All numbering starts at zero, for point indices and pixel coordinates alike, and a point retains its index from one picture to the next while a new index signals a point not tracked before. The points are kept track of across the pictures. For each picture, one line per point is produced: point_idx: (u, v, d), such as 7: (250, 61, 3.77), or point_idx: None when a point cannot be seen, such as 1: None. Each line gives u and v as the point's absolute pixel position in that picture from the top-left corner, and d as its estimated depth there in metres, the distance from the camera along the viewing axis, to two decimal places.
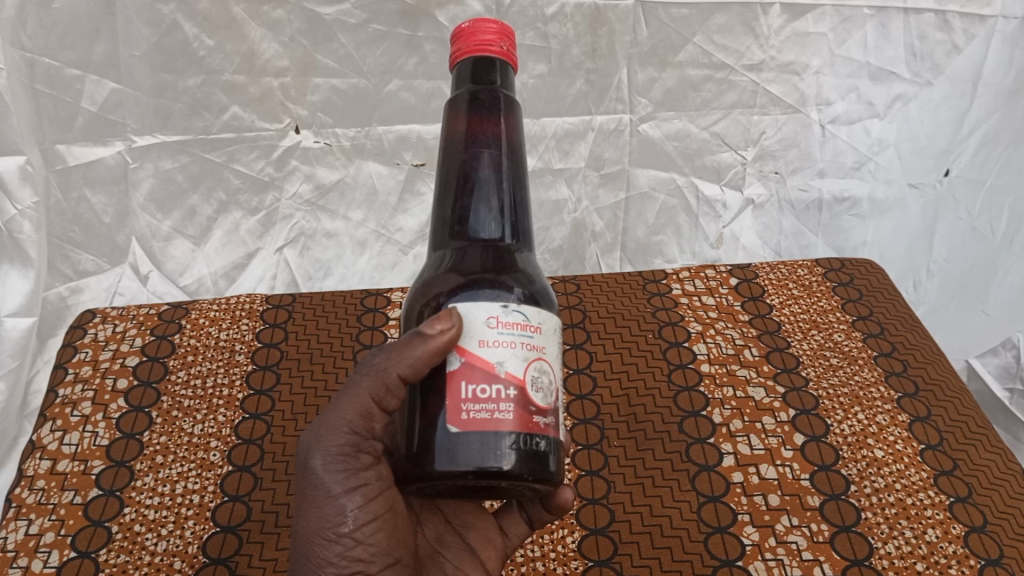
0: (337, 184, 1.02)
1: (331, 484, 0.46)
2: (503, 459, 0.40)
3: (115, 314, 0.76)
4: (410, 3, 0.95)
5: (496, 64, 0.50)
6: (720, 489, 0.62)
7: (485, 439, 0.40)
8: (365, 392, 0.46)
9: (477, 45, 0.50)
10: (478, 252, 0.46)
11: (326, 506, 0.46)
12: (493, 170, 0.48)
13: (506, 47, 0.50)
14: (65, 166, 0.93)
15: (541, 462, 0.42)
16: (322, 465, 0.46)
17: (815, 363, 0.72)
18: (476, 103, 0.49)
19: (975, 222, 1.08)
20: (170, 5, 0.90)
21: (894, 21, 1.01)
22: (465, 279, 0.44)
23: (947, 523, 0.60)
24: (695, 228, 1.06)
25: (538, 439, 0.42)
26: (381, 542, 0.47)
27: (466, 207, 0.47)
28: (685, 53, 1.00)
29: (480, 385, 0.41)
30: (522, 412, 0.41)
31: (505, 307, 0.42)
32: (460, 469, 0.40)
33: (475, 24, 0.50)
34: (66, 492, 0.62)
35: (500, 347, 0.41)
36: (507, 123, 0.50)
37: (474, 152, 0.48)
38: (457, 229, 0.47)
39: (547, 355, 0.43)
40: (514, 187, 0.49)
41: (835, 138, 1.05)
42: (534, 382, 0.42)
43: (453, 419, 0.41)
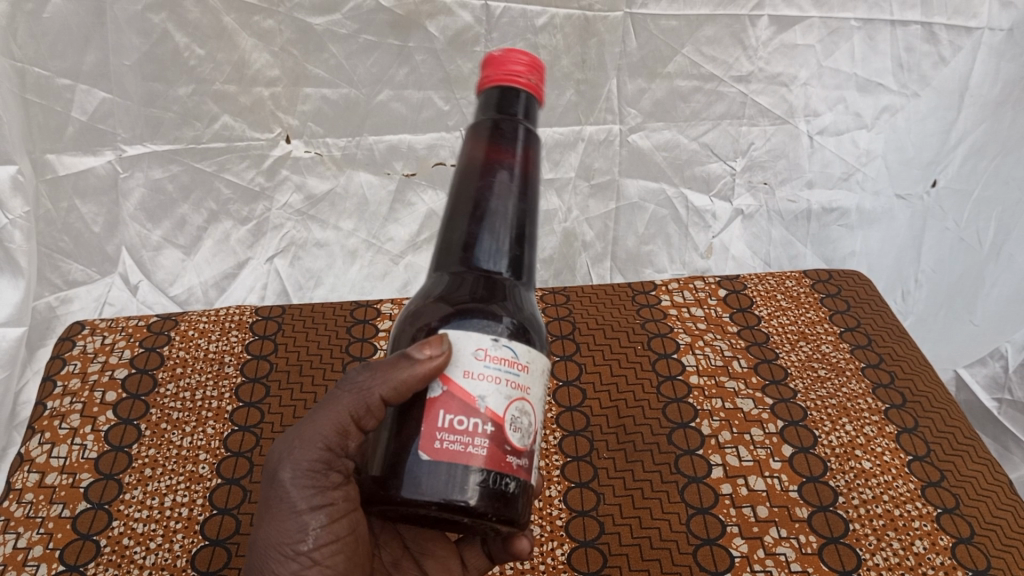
0: (328, 194, 1.02)
1: (297, 500, 0.45)
2: (469, 494, 0.40)
3: (103, 326, 0.76)
4: (400, 13, 0.94)
5: (523, 96, 0.49)
6: (709, 501, 0.62)
7: (454, 471, 0.40)
8: (343, 408, 0.45)
9: (506, 75, 0.48)
10: (474, 283, 0.45)
11: (289, 521, 0.45)
12: (505, 203, 0.47)
13: (535, 80, 0.49)
14: (55, 176, 0.92)
15: (507, 504, 0.41)
16: (290, 478, 0.45)
17: (803, 375, 0.72)
18: (496, 133, 0.48)
19: (963, 232, 1.09)
20: (161, 15, 0.88)
21: (882, 33, 1.00)
22: (452, 308, 0.43)
23: (934, 534, 0.61)
24: (685, 239, 1.08)
25: (507, 480, 0.41)
26: (339, 565, 0.46)
27: (472, 236, 0.46)
28: (674, 64, 0.99)
29: (458, 416, 0.41)
30: (496, 450, 0.41)
31: (496, 340, 0.42)
32: (424, 499, 0.40)
33: (507, 55, 0.49)
34: (55, 505, 0.62)
35: (485, 380, 0.41)
36: (526, 157, 0.48)
37: (488, 181, 0.47)
38: (460, 259, 0.46)
39: (531, 397, 0.42)
40: (524, 222, 0.47)
41: (823, 149, 1.05)
42: (513, 422, 0.41)
43: (424, 446, 0.40)
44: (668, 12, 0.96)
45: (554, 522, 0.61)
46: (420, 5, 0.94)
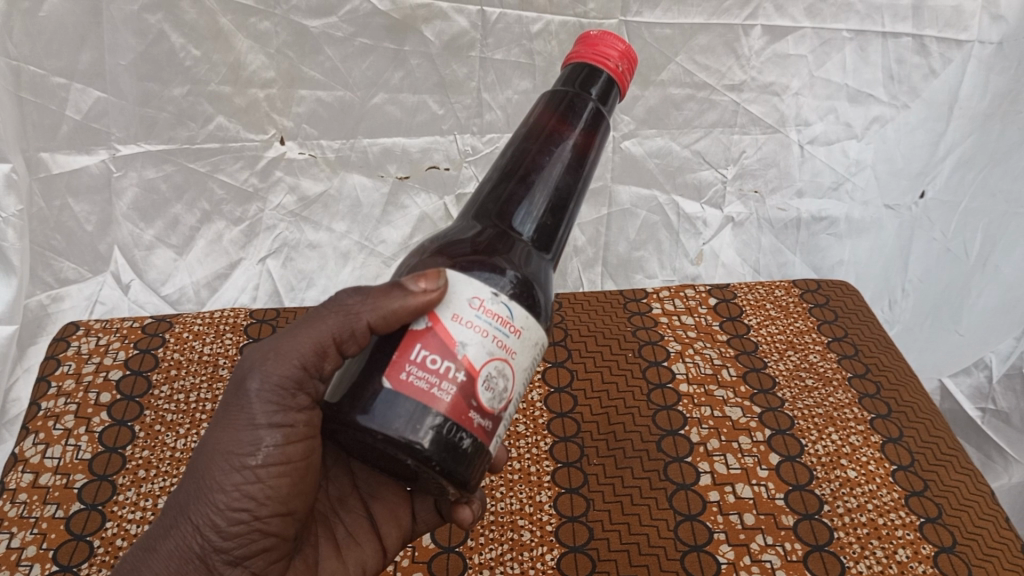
0: (321, 196, 1.03)
1: (257, 413, 0.45)
2: (419, 434, 0.40)
3: (98, 327, 0.76)
4: (397, 17, 0.93)
5: (604, 78, 0.50)
6: (697, 507, 0.63)
7: (413, 407, 0.40)
8: (327, 329, 0.45)
9: (596, 52, 0.50)
10: (497, 234, 0.46)
11: (244, 432, 0.45)
12: (555, 169, 0.47)
13: (621, 68, 0.51)
14: (48, 174, 0.92)
15: (456, 458, 0.41)
16: (256, 388, 0.45)
17: (791, 384, 0.73)
18: (569, 104, 0.49)
19: (949, 243, 1.11)
20: (157, 15, 0.87)
21: (872, 44, 0.99)
22: (459, 260, 0.44)
23: (917, 543, 0.62)
24: (675, 245, 1.10)
25: (463, 435, 0.41)
26: (283, 487, 0.46)
27: (513, 191, 0.47)
28: (667, 72, 0.99)
29: (433, 355, 0.41)
30: (461, 401, 0.41)
31: (495, 294, 0.42)
32: (374, 427, 0.40)
33: (603, 37, 0.51)
34: (48, 506, 0.62)
35: (470, 330, 0.41)
36: (588, 137, 0.49)
37: (547, 146, 0.48)
38: (496, 210, 0.47)
39: (514, 362, 0.42)
40: (568, 195, 0.48)
41: (813, 159, 1.07)
42: (486, 379, 0.41)
43: (393, 374, 0.41)
44: (662, 21, 0.96)
45: (545, 527, 0.62)
46: (416, 10, 0.93)
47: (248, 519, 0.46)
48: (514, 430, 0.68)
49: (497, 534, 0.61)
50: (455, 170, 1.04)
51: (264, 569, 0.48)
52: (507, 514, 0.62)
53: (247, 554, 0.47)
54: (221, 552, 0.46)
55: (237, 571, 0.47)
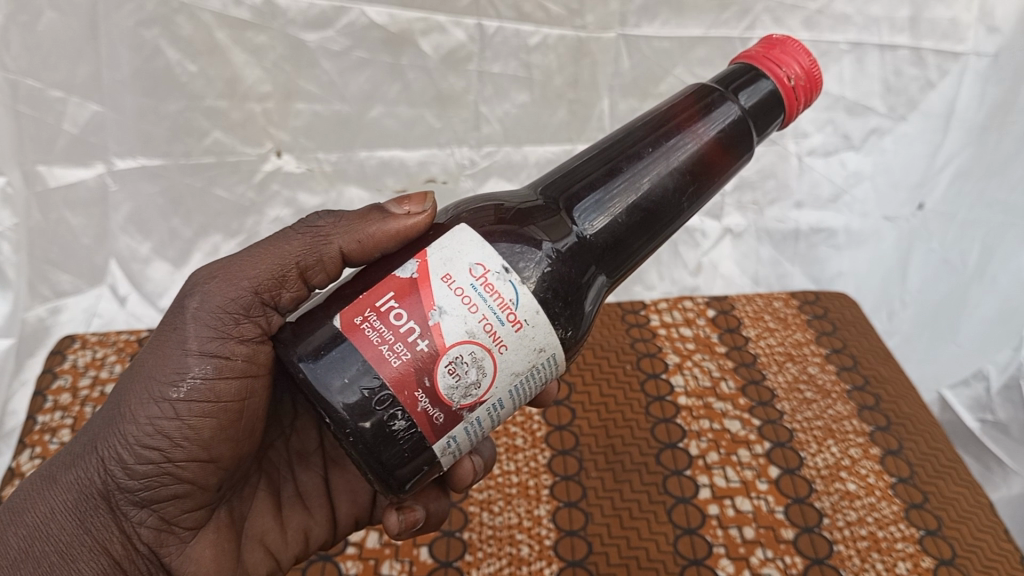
0: (318, 209, 1.03)
1: (190, 339, 0.45)
2: (345, 394, 0.38)
3: (94, 340, 0.77)
4: (393, 31, 0.93)
5: (768, 88, 0.49)
6: (697, 521, 0.62)
7: (356, 359, 0.38)
8: (289, 254, 0.46)
9: (772, 57, 0.49)
10: (552, 213, 0.44)
11: (173, 357, 0.45)
12: (652, 166, 0.45)
13: (793, 81, 0.49)
14: (45, 188, 0.93)
15: (378, 435, 0.39)
16: (193, 310, 0.45)
17: (790, 396, 0.73)
18: (712, 105, 0.48)
19: (947, 254, 1.10)
20: (153, 30, 0.87)
21: (869, 56, 0.99)
22: (494, 223, 0.42)
23: (917, 556, 0.61)
24: (675, 257, 1.11)
25: (396, 413, 0.38)
26: (205, 429, 0.45)
27: (602, 176, 0.45)
28: (665, 84, 1.00)
29: (402, 312, 0.38)
30: (411, 374, 0.38)
31: (505, 270, 0.39)
32: (312, 370, 0.39)
33: (790, 43, 0.50)
34: None
35: (455, 297, 0.38)
36: (711, 145, 0.47)
37: (660, 139, 0.46)
38: (571, 190, 0.45)
39: (497, 358, 0.38)
40: (657, 200, 0.45)
41: (811, 170, 1.08)
42: (451, 363, 0.38)
43: (351, 315, 0.39)
44: (661, 33, 0.96)
45: (543, 542, 0.61)
46: (413, 23, 0.92)
47: (159, 459, 0.45)
48: (512, 443, 0.68)
49: (495, 548, 0.61)
50: (452, 184, 1.04)
51: (178, 518, 0.48)
52: (506, 528, 0.62)
53: (155, 499, 0.46)
54: (126, 491, 0.46)
55: (144, 517, 0.47)
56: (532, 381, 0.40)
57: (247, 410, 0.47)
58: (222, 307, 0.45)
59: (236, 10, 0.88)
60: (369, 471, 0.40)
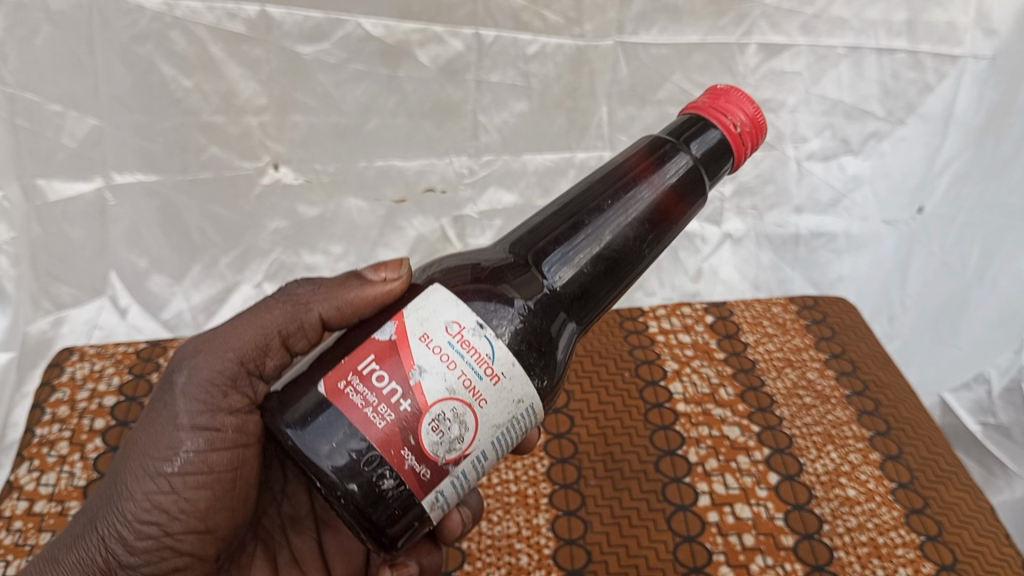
0: (317, 219, 1.03)
1: (181, 414, 0.46)
2: (334, 457, 0.38)
3: (92, 352, 0.76)
4: (390, 43, 0.93)
5: (716, 137, 0.48)
6: (696, 529, 0.62)
7: (342, 423, 0.38)
8: (270, 324, 0.48)
9: (718, 107, 0.49)
10: (518, 270, 0.44)
11: (166, 432, 0.46)
12: (614, 218, 0.45)
13: (739, 129, 0.48)
14: (44, 201, 0.93)
15: (368, 495, 0.38)
16: (182, 385, 0.47)
17: (789, 402, 0.73)
18: (667, 155, 0.48)
19: (947, 257, 1.09)
20: (147, 46, 0.87)
21: (867, 60, 0.99)
22: (465, 283, 0.42)
23: (917, 561, 0.61)
24: (675, 263, 1.11)
25: (384, 472, 0.38)
26: (201, 500, 0.46)
27: (563, 231, 0.45)
28: (664, 91, 1.00)
29: (383, 372, 0.39)
30: (396, 433, 0.38)
31: (479, 326, 0.39)
32: (300, 436, 0.39)
33: (733, 93, 0.50)
34: (43, 533, 0.60)
35: (433, 356, 0.38)
36: (667, 194, 0.47)
37: (617, 192, 0.46)
38: (535, 247, 0.45)
39: (479, 412, 0.38)
40: (621, 249, 0.45)
41: (810, 175, 1.08)
42: (434, 419, 0.38)
43: (333, 379, 0.39)
44: (658, 40, 0.96)
45: (542, 551, 0.61)
46: (410, 34, 0.93)
47: (158, 533, 0.46)
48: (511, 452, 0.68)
49: (493, 557, 0.61)
50: (452, 193, 1.05)
51: None
52: (504, 538, 0.62)
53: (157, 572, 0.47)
54: (128, 566, 0.46)
55: None
56: (514, 431, 0.40)
57: (241, 480, 0.48)
58: (210, 381, 0.47)
59: (230, 24, 0.88)
60: (362, 531, 0.40)
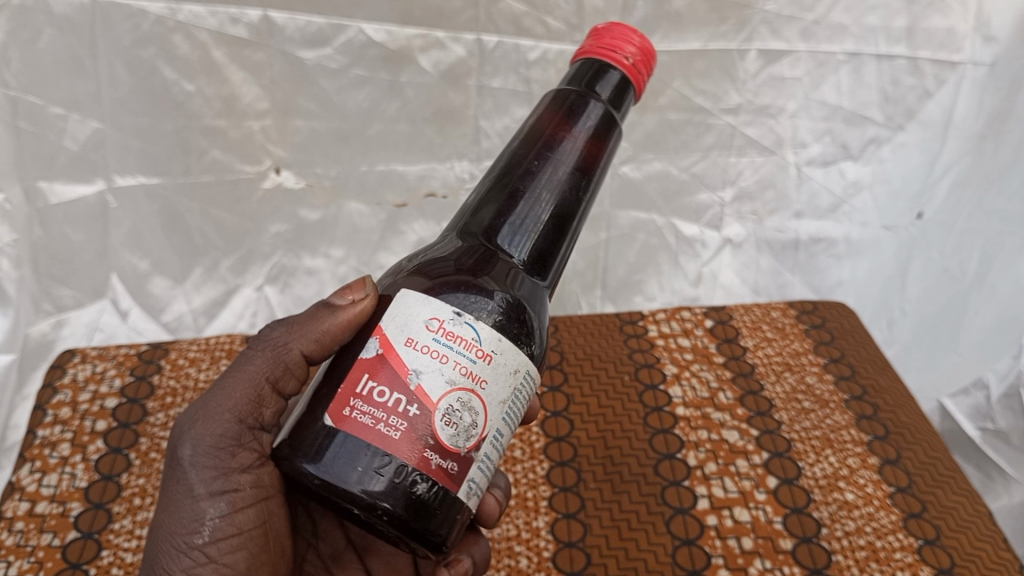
0: (319, 223, 1.03)
1: (196, 484, 0.49)
2: (365, 481, 0.39)
3: (94, 353, 0.75)
4: (392, 48, 0.93)
5: (618, 75, 0.52)
6: (695, 532, 0.62)
7: (361, 448, 0.39)
8: (256, 375, 0.51)
9: (608, 45, 0.52)
10: (474, 253, 0.45)
11: (187, 506, 0.49)
12: (552, 179, 0.47)
13: (633, 61, 0.52)
14: (46, 204, 0.93)
15: (409, 503, 0.39)
16: (189, 458, 0.49)
17: (788, 406, 0.73)
18: (576, 107, 0.50)
19: (946, 262, 1.11)
20: (149, 50, 0.88)
21: (867, 66, 1.00)
22: (435, 279, 0.43)
23: (916, 565, 0.61)
24: (675, 268, 1.11)
25: (416, 478, 0.39)
26: (240, 559, 0.49)
27: (503, 207, 0.46)
28: (665, 97, 1.00)
29: (381, 386, 0.40)
30: (415, 438, 0.39)
31: (457, 315, 0.40)
32: (321, 472, 0.39)
33: (613, 30, 0.53)
34: (44, 535, 0.60)
35: (425, 356, 0.40)
36: (591, 140, 0.50)
37: (544, 151, 0.48)
38: (483, 226, 0.46)
39: (483, 394, 0.40)
40: (566, 205, 0.47)
41: (810, 180, 1.07)
42: (446, 412, 0.39)
43: (336, 410, 0.40)
44: (659, 47, 0.96)
45: (542, 554, 0.61)
46: (412, 40, 0.93)
47: None
48: (511, 454, 0.68)
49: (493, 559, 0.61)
50: (452, 197, 1.04)
51: None
52: (503, 540, 0.62)
53: None
54: None
55: None
56: (520, 402, 0.42)
57: (272, 531, 0.51)
58: (215, 446, 0.49)
59: (233, 29, 0.89)
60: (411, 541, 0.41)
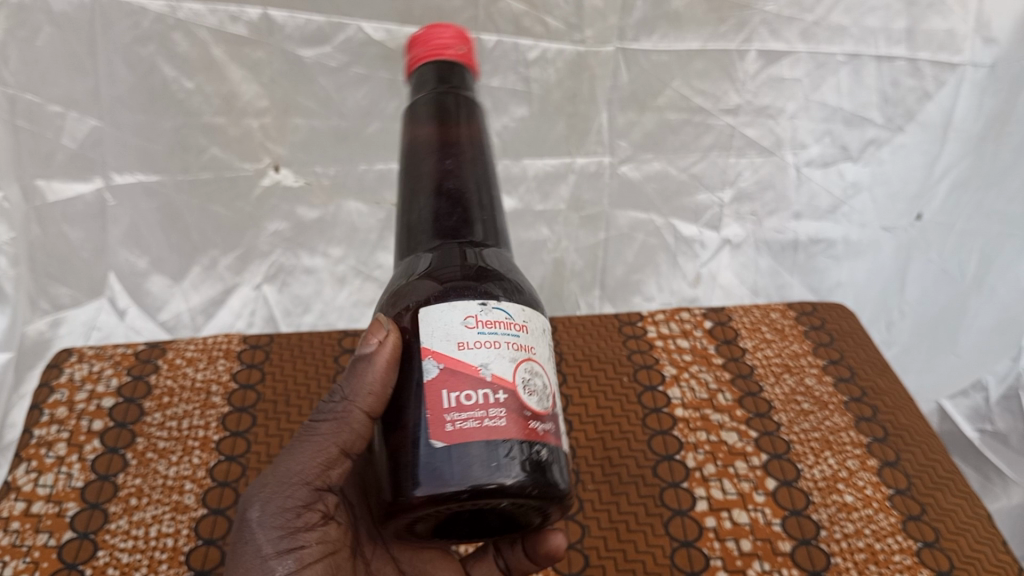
0: (317, 222, 1.03)
1: (264, 544, 0.50)
2: (501, 473, 0.42)
3: (91, 353, 0.75)
4: (392, 47, 0.93)
5: (459, 66, 0.59)
6: (694, 534, 0.62)
7: (484, 447, 0.42)
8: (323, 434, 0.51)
9: (434, 47, 0.59)
10: (449, 255, 0.49)
11: (255, 567, 0.49)
12: (463, 168, 0.53)
13: (462, 50, 0.60)
14: (44, 202, 0.93)
15: (542, 471, 0.43)
16: (258, 518, 0.50)
17: (787, 408, 0.73)
18: (448, 105, 0.56)
19: (945, 264, 1.11)
20: (149, 48, 0.88)
21: (866, 67, 0.99)
22: (441, 286, 0.47)
23: (914, 568, 0.61)
24: (673, 268, 1.11)
25: (538, 446, 0.44)
26: None
27: (437, 208, 0.52)
28: (664, 97, 1.00)
29: (464, 391, 0.43)
30: (519, 415, 0.43)
31: (484, 306, 0.45)
32: (457, 485, 0.41)
33: (431, 33, 0.60)
34: (40, 535, 0.60)
35: (482, 349, 0.44)
36: (471, 122, 0.56)
37: (447, 151, 0.54)
38: (436, 235, 0.51)
39: (537, 356, 0.46)
40: (482, 182, 0.54)
41: (809, 181, 1.07)
42: (525, 383, 0.44)
43: (440, 434, 0.42)
44: (659, 47, 0.96)
45: None
46: None
47: None
48: None
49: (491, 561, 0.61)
50: None
51: None
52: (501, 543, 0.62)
53: None
54: None
55: None
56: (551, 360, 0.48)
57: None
58: (284, 508, 0.50)
59: (233, 27, 0.89)
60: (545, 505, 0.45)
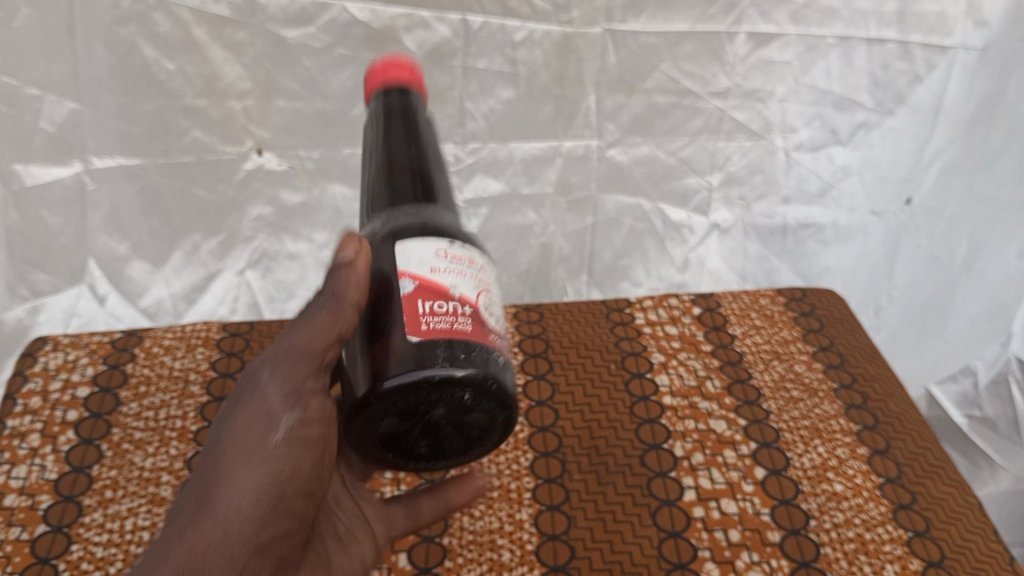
0: (301, 206, 1.01)
1: (269, 400, 0.46)
2: (463, 368, 0.42)
3: (66, 342, 0.73)
4: (375, 27, 0.91)
5: (414, 90, 0.62)
6: (681, 524, 0.61)
7: (449, 346, 0.42)
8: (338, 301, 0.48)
9: (387, 73, 0.62)
10: (400, 206, 0.51)
11: (255, 417, 0.46)
12: (412, 146, 0.56)
13: (417, 78, 0.63)
14: (21, 186, 0.92)
15: (500, 375, 0.43)
16: (266, 377, 0.47)
17: (777, 395, 0.72)
18: (403, 110, 0.60)
19: (936, 248, 1.11)
20: (129, 28, 0.86)
21: (857, 50, 0.98)
22: (397, 230, 0.48)
23: (905, 558, 0.60)
24: (662, 253, 1.10)
25: (496, 354, 0.44)
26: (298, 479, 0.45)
27: (390, 173, 0.54)
28: (652, 79, 0.98)
29: (435, 301, 0.43)
30: (481, 327, 0.44)
31: (450, 243, 0.46)
32: (425, 373, 0.41)
33: (388, 64, 0.63)
34: (13, 529, 0.58)
35: (450, 273, 0.45)
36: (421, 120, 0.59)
37: (398, 137, 0.56)
38: (388, 195, 0.52)
39: (492, 289, 0.47)
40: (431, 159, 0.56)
41: (799, 165, 1.05)
42: (486, 306, 0.45)
43: (413, 331, 0.42)
44: (647, 28, 0.95)
45: (525, 546, 0.60)
46: (396, 19, 0.90)
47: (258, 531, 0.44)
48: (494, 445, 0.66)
49: (475, 553, 0.59)
50: None
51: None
52: (486, 533, 0.61)
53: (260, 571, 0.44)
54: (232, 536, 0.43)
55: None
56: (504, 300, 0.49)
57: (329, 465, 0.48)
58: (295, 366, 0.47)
59: (215, 7, 0.87)
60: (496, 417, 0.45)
